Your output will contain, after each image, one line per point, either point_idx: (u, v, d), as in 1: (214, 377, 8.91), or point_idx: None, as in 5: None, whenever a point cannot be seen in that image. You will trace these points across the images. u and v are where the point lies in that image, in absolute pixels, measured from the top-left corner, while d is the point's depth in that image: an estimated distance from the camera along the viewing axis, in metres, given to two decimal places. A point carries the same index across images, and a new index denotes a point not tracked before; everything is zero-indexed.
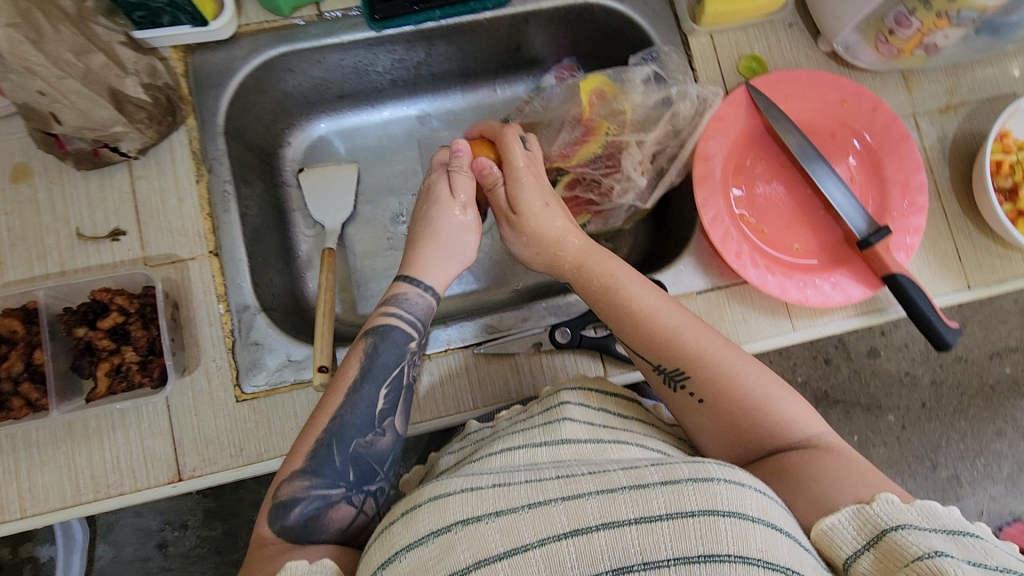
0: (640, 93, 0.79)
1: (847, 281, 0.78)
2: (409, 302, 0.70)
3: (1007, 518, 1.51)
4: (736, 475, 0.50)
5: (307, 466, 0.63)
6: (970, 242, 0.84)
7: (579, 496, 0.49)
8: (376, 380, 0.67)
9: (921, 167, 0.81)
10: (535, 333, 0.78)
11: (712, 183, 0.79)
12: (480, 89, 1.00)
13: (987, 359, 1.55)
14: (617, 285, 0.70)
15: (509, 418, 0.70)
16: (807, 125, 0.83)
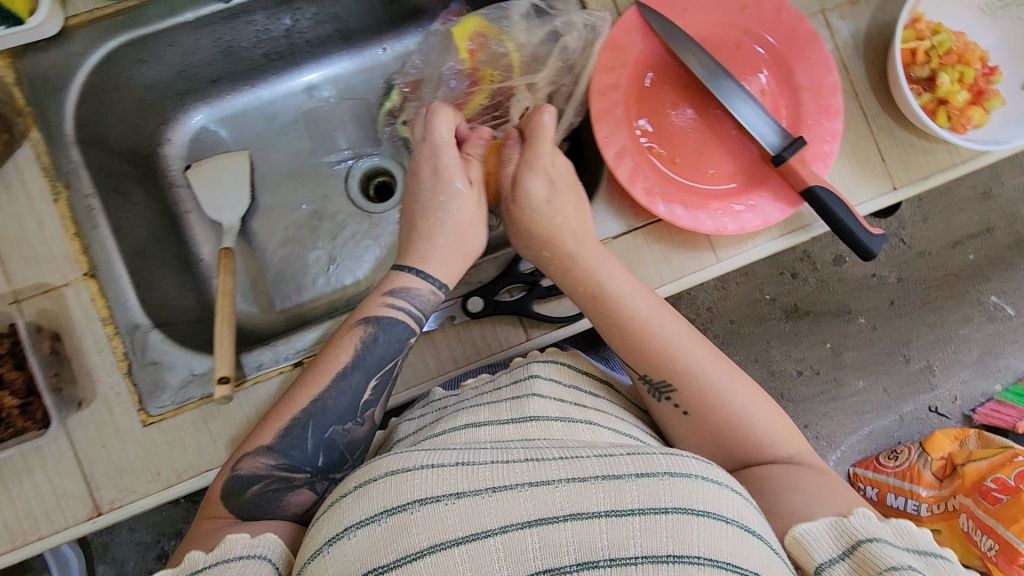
0: (523, 31, 0.73)
1: (766, 203, 0.75)
2: (414, 295, 0.69)
3: (980, 399, 1.48)
4: (713, 473, 0.54)
5: (274, 446, 0.64)
6: (892, 140, 0.79)
7: (550, 482, 0.51)
8: (367, 369, 0.67)
9: (833, 68, 0.76)
10: (449, 306, 0.73)
11: (613, 117, 0.73)
12: (368, 49, 0.91)
13: (949, 249, 1.49)
14: (609, 295, 0.68)
15: (473, 388, 0.71)
16: (710, 39, 0.77)
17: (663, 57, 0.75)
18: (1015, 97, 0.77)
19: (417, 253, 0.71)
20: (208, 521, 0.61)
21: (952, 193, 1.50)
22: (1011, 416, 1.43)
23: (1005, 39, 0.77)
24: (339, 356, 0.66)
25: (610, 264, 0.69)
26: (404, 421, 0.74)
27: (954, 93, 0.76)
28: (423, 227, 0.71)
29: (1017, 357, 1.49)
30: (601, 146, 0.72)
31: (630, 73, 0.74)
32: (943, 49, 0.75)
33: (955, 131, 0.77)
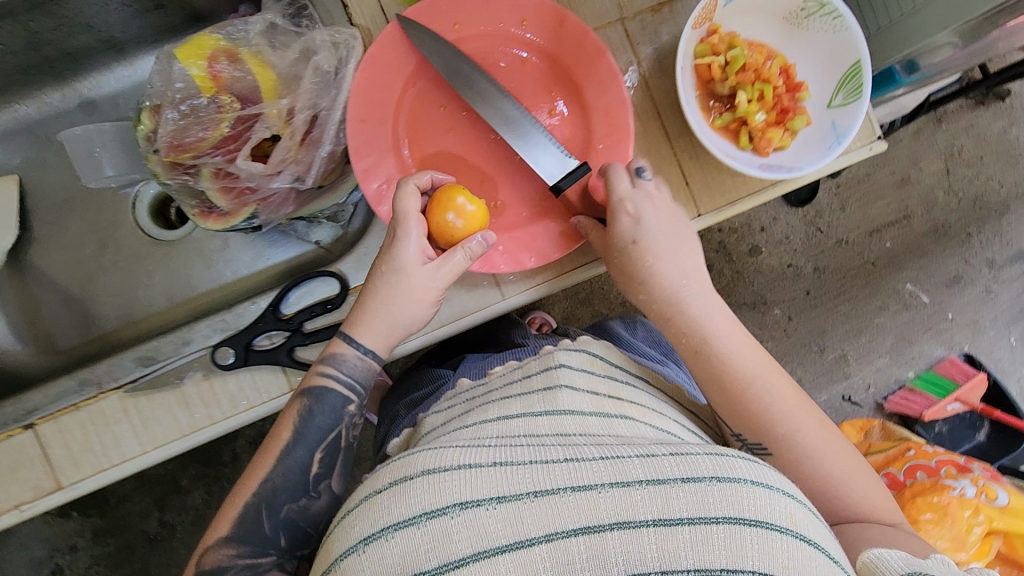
0: (269, 53, 0.66)
1: (547, 236, 0.70)
2: (343, 364, 0.63)
3: (892, 387, 1.40)
4: (766, 475, 0.45)
5: (234, 535, 0.58)
6: (696, 162, 0.74)
7: (591, 486, 0.44)
8: (309, 443, 0.62)
9: (621, 85, 0.68)
10: (198, 356, 0.67)
11: (376, 146, 0.68)
12: (143, 60, 0.84)
13: (866, 238, 1.38)
14: (710, 350, 0.60)
15: (501, 379, 0.64)
16: (490, 55, 0.71)
17: (435, 77, 0.69)
18: (821, 115, 0.71)
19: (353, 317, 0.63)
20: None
21: (872, 180, 1.37)
22: (918, 406, 1.37)
23: (811, 52, 0.72)
24: (281, 432, 0.62)
25: (706, 309, 0.62)
26: (435, 411, 0.67)
27: (752, 113, 0.70)
28: (369, 290, 0.63)
29: (934, 345, 1.40)
30: (360, 180, 0.67)
31: (398, 96, 0.69)
32: (737, 65, 0.69)
33: (757, 153, 0.72)
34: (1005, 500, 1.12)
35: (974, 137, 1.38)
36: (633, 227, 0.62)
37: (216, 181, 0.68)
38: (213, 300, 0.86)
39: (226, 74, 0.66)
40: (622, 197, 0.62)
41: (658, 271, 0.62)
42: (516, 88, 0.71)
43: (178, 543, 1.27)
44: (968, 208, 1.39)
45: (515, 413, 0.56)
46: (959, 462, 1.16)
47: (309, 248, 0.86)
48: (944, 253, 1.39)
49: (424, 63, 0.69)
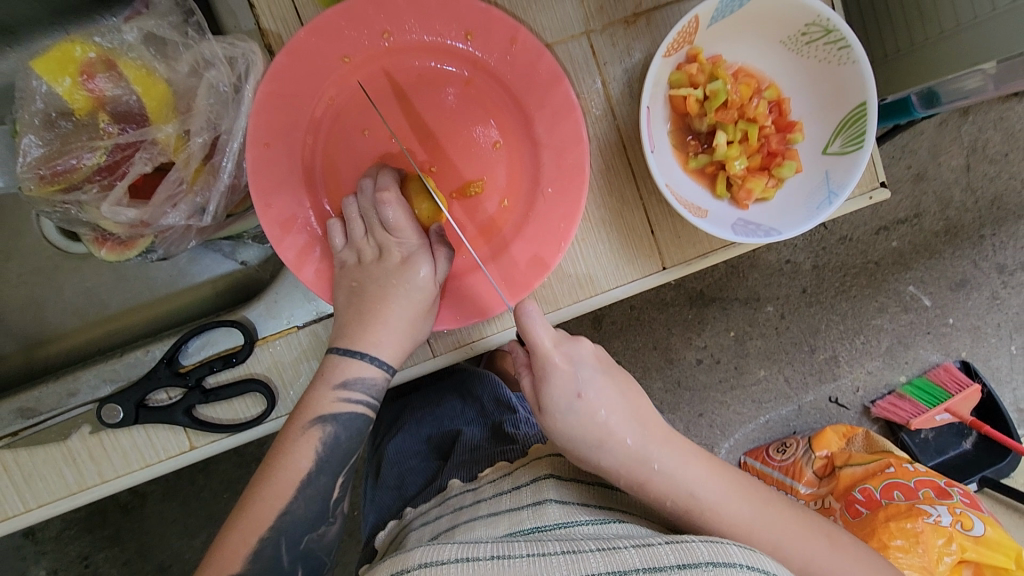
0: (158, 66, 0.55)
1: (479, 292, 0.60)
2: (368, 385, 0.55)
3: (882, 392, 1.31)
4: (758, 560, 0.47)
5: (247, 571, 0.51)
6: (664, 208, 0.63)
7: (590, 575, 0.44)
8: (334, 469, 0.54)
9: (576, 120, 0.58)
10: (83, 411, 0.60)
11: (283, 179, 0.58)
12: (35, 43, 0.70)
13: (873, 236, 1.27)
14: (700, 504, 0.54)
15: (489, 484, 0.60)
16: (425, 71, 0.60)
17: (358, 98, 0.59)
18: (815, 163, 0.61)
19: (354, 326, 0.55)
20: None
21: None
22: (906, 413, 1.27)
23: (807, 86, 0.61)
24: (297, 464, 0.53)
25: (673, 458, 0.55)
26: (414, 523, 0.61)
27: (732, 159, 0.60)
28: (360, 297, 0.56)
29: (931, 351, 1.30)
30: (261, 216, 0.57)
31: (312, 121, 0.59)
32: (718, 101, 0.58)
33: (734, 204, 0.61)
34: (982, 530, 1.07)
35: (1003, 131, 1.25)
36: (575, 381, 0.54)
37: (101, 216, 0.58)
38: (130, 313, 0.77)
39: (104, 91, 0.54)
40: (551, 348, 0.54)
41: (614, 426, 0.54)
42: (455, 114, 0.61)
43: (149, 511, 1.20)
44: (984, 209, 1.27)
45: (507, 505, 0.55)
46: (938, 485, 1.13)
47: (233, 268, 0.78)
48: (954, 255, 1.28)
49: (346, 83, 0.59)
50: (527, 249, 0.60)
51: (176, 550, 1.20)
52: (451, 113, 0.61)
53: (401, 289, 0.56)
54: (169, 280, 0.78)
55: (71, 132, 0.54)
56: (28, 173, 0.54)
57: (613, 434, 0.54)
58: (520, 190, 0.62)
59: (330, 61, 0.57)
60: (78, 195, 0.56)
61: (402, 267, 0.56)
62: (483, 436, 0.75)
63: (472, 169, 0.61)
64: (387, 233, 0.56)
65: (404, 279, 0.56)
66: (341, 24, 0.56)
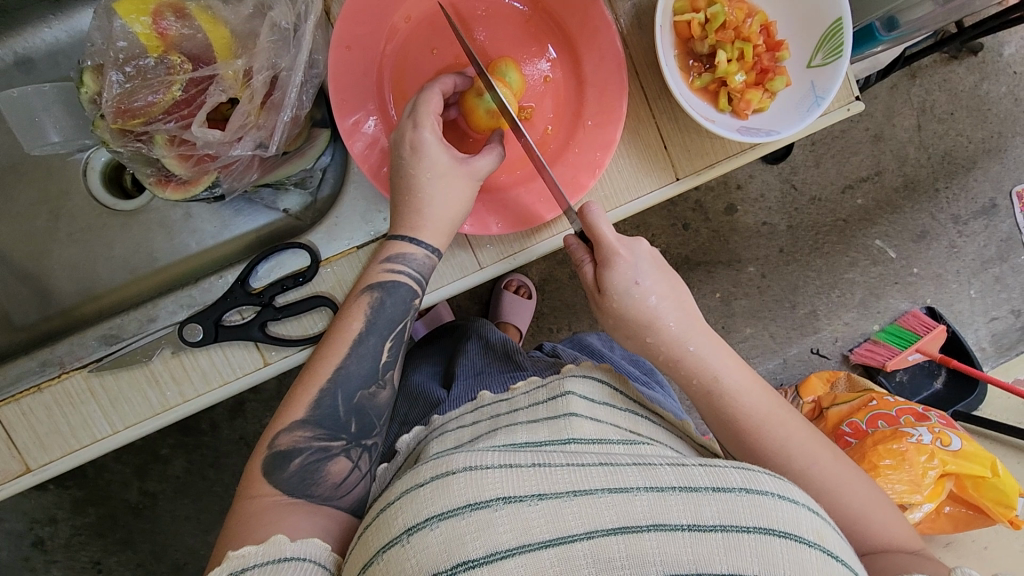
0: (224, 9, 0.61)
1: (516, 204, 0.68)
2: (411, 260, 0.63)
3: (859, 340, 1.42)
4: (787, 491, 0.47)
5: (309, 418, 0.59)
6: (675, 124, 0.72)
7: (628, 490, 0.44)
8: (381, 331, 0.63)
9: (618, 55, 0.66)
10: (166, 333, 0.66)
11: (357, 80, 0.66)
12: (85, 14, 0.77)
13: (840, 195, 1.39)
14: (722, 387, 0.62)
15: (524, 394, 0.61)
16: (492, 5, 0.70)
17: (431, 21, 0.68)
18: (801, 76, 0.70)
19: (410, 215, 0.62)
20: (254, 499, 0.56)
21: (846, 135, 1.38)
22: (882, 356, 1.38)
23: (791, 10, 0.70)
24: (350, 324, 0.62)
25: (674, 301, 0.64)
26: (447, 426, 0.62)
27: (732, 73, 0.69)
28: (404, 193, 0.62)
29: (900, 299, 1.42)
30: (335, 107, 0.64)
31: (387, 44, 0.68)
32: (717, 23, 0.68)
33: (736, 115, 0.70)
34: (959, 445, 1.17)
35: (947, 92, 1.38)
36: (633, 269, 0.62)
37: (170, 151, 0.63)
38: (176, 273, 0.81)
39: (173, 32, 0.60)
40: (614, 242, 0.62)
41: (658, 312, 0.63)
42: (515, 43, 0.71)
43: (161, 511, 1.26)
44: (937, 163, 1.40)
45: (543, 416, 0.56)
46: (917, 410, 1.22)
47: (277, 217, 0.79)
48: (913, 209, 1.41)
49: (425, 6, 0.68)
50: (566, 171, 0.68)
51: (190, 547, 1.27)
52: (511, 42, 0.71)
53: (445, 185, 0.62)
54: (209, 239, 0.81)
55: (148, 71, 0.60)
56: (110, 108, 0.60)
57: (629, 251, 0.62)
58: (562, 121, 0.71)
59: None
60: (156, 132, 0.62)
61: (434, 153, 0.61)
62: (484, 361, 0.81)
63: (524, 96, 0.71)
64: (417, 135, 0.61)
65: (427, 168, 0.61)
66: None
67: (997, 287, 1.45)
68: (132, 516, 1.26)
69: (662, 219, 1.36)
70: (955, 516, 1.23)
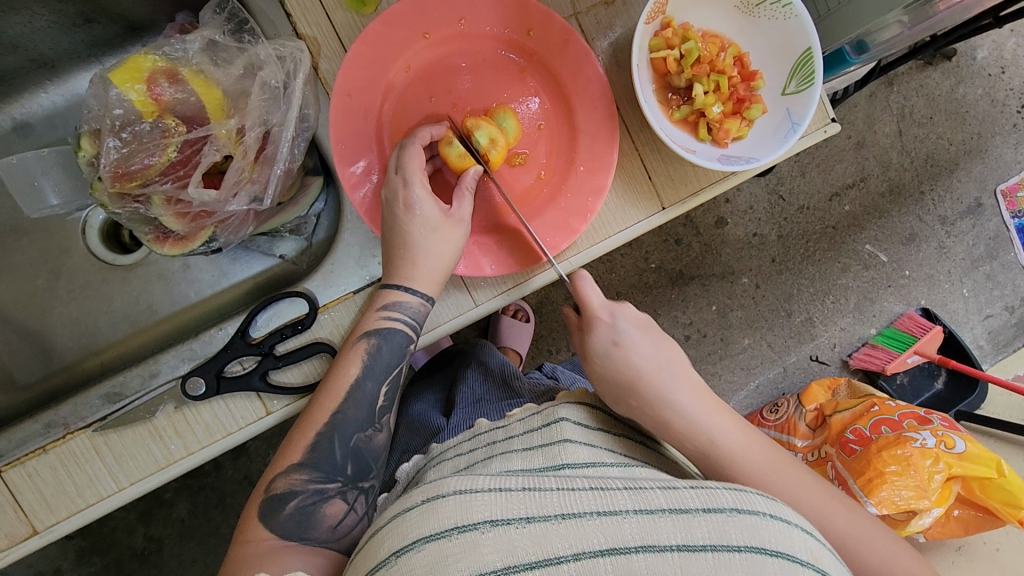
0: (216, 72, 0.63)
1: (513, 247, 0.70)
2: (406, 308, 0.65)
3: (856, 344, 1.44)
4: (780, 511, 0.47)
5: (306, 461, 0.60)
6: (658, 155, 0.74)
7: (617, 512, 0.45)
8: (377, 376, 0.64)
9: (611, 112, 0.70)
10: (168, 388, 0.67)
11: (356, 133, 0.68)
12: (79, 77, 0.79)
13: (828, 202, 1.41)
14: (672, 415, 0.62)
15: (520, 421, 0.61)
16: (487, 57, 0.71)
17: (427, 72, 0.70)
18: (777, 103, 0.72)
19: (404, 268, 0.64)
20: (249, 544, 0.57)
21: (829, 145, 1.40)
22: (881, 360, 1.39)
23: (762, 41, 0.73)
24: (347, 370, 0.63)
25: (658, 351, 0.65)
26: (444, 455, 0.63)
27: (709, 105, 0.71)
28: (396, 248, 0.64)
29: (894, 302, 1.44)
30: (337, 161, 0.66)
31: (383, 97, 0.69)
32: (692, 57, 0.70)
33: (716, 144, 0.72)
34: (963, 447, 1.17)
35: (924, 97, 1.41)
36: (613, 332, 0.66)
37: (168, 209, 0.65)
38: (177, 322, 0.82)
39: (168, 96, 0.62)
40: (599, 307, 0.66)
41: (641, 367, 0.63)
42: (509, 92, 0.72)
43: (167, 556, 1.25)
44: (920, 167, 1.43)
45: (539, 442, 0.56)
46: (920, 414, 1.22)
47: (274, 262, 0.81)
48: (900, 212, 1.43)
49: (420, 57, 0.70)
50: (557, 215, 0.71)
51: None
52: (505, 92, 0.72)
53: (438, 237, 0.64)
54: (208, 287, 0.82)
55: (143, 136, 0.62)
56: (107, 172, 0.62)
57: (618, 316, 0.66)
58: (556, 166, 0.73)
59: (409, 35, 0.68)
60: (154, 192, 0.64)
61: (421, 208, 0.63)
62: (483, 388, 0.82)
63: (518, 142, 0.73)
64: (408, 192, 0.63)
65: (416, 223, 0.63)
66: (425, 6, 0.67)
67: (989, 285, 1.47)
68: (138, 563, 1.25)
69: (654, 237, 1.38)
70: (965, 519, 1.23)
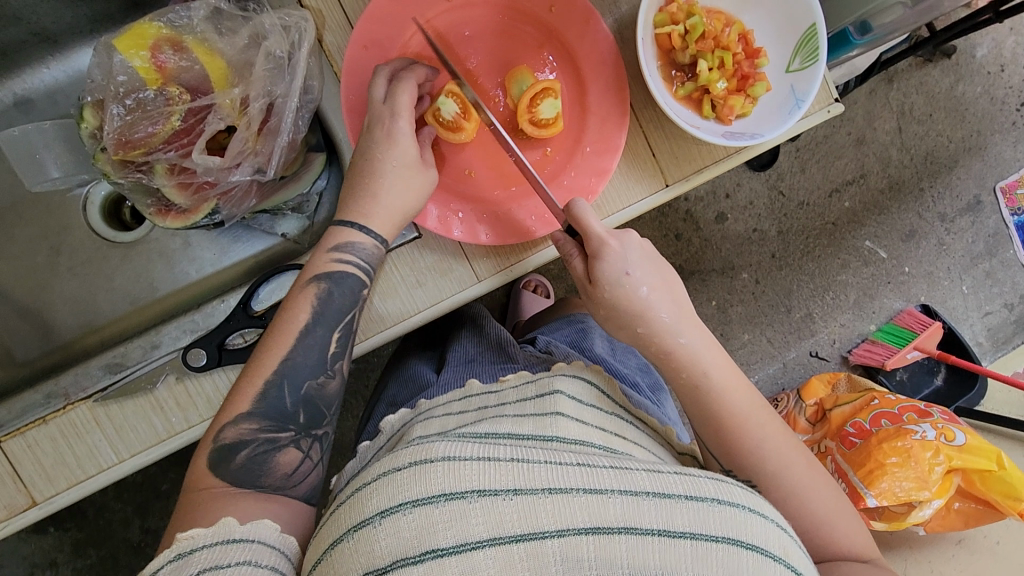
0: (222, 41, 0.63)
1: (510, 218, 0.71)
2: (359, 250, 0.63)
3: (856, 340, 1.44)
4: (759, 504, 0.47)
5: (254, 410, 0.58)
6: (661, 132, 0.74)
7: (603, 492, 0.44)
8: (329, 324, 0.62)
9: (624, 94, 0.70)
10: (169, 359, 0.66)
11: (366, 86, 0.67)
12: (83, 54, 0.79)
13: (827, 199, 1.42)
14: (688, 359, 0.64)
15: (513, 389, 0.61)
16: (507, 30, 0.72)
17: (444, 37, 0.70)
18: (781, 80, 0.72)
19: (365, 201, 0.63)
20: (199, 492, 0.55)
21: (830, 140, 1.41)
22: (881, 356, 1.40)
23: (767, 19, 0.73)
24: (298, 314, 0.61)
25: (658, 281, 0.65)
26: (433, 412, 0.62)
27: (714, 81, 0.71)
28: (365, 175, 0.63)
29: (893, 298, 1.44)
30: (347, 107, 0.67)
31: (395, 62, 0.69)
32: (697, 33, 0.70)
33: (720, 121, 0.72)
34: (963, 439, 1.17)
35: (924, 94, 1.42)
36: (622, 261, 0.64)
37: (170, 179, 0.64)
38: (177, 301, 0.81)
39: (171, 64, 0.62)
40: (603, 235, 0.64)
41: (647, 296, 0.64)
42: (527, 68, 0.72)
43: None
44: (919, 164, 1.43)
45: (530, 411, 0.56)
46: (919, 407, 1.23)
47: (275, 242, 0.80)
48: (899, 209, 1.43)
49: (439, 23, 0.70)
50: (559, 194, 0.71)
51: None
52: (522, 66, 0.72)
53: (411, 174, 0.64)
54: (209, 266, 0.82)
55: (147, 103, 0.62)
56: (111, 140, 0.62)
57: (625, 242, 0.65)
58: (564, 143, 0.73)
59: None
60: (156, 159, 0.64)
61: (400, 146, 0.63)
62: (476, 348, 0.81)
63: None
64: (394, 125, 0.63)
65: (392, 158, 0.63)
66: None
67: (988, 282, 1.47)
68: (133, 554, 1.24)
69: (655, 231, 1.37)
70: (965, 511, 1.22)
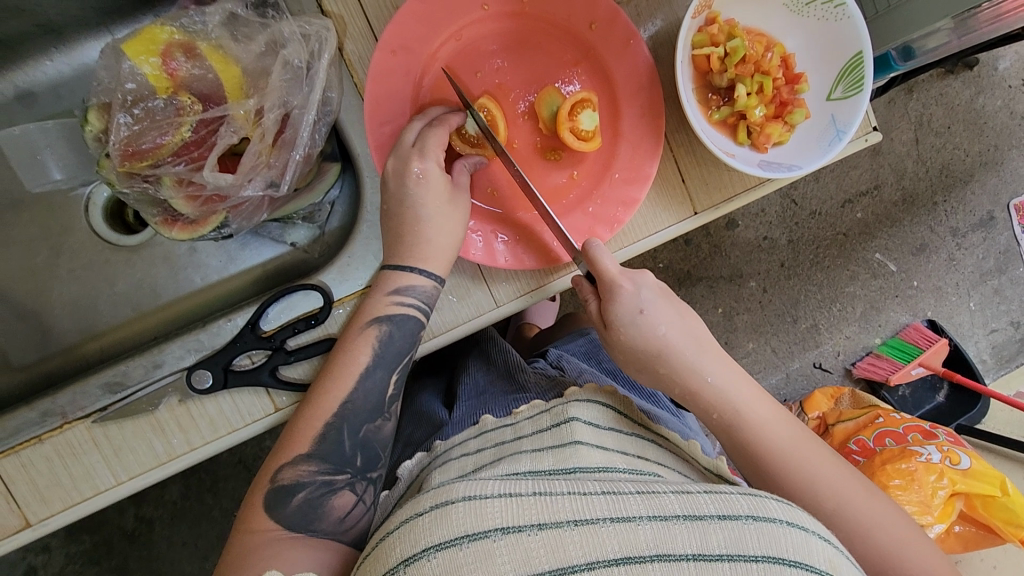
0: (237, 47, 0.60)
1: (534, 244, 0.67)
2: (417, 291, 0.61)
3: (860, 353, 1.41)
4: (798, 517, 0.44)
5: (313, 452, 0.58)
6: (692, 157, 0.70)
7: (630, 519, 0.42)
8: (388, 365, 0.61)
9: (659, 121, 0.66)
10: (172, 380, 0.64)
11: (392, 99, 0.64)
12: (85, 46, 0.75)
13: (840, 209, 1.38)
14: (709, 392, 0.61)
15: (528, 420, 0.59)
16: (543, 44, 0.68)
17: (475, 48, 0.67)
18: (821, 109, 0.69)
19: (405, 247, 0.61)
20: (256, 534, 0.55)
21: None
22: (885, 370, 1.38)
23: (810, 42, 0.69)
24: (356, 357, 0.60)
25: (675, 315, 0.62)
26: (450, 454, 0.60)
27: (751, 107, 0.68)
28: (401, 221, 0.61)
29: (901, 312, 1.41)
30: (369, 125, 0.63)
31: (422, 74, 0.65)
32: (738, 57, 0.67)
33: (755, 148, 0.69)
34: (968, 463, 1.15)
35: (944, 106, 1.38)
36: (634, 295, 0.61)
37: (178, 191, 0.61)
38: (181, 309, 0.78)
39: (183, 71, 0.58)
40: (615, 272, 0.61)
41: (664, 331, 0.61)
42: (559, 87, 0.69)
43: (157, 537, 1.22)
44: (935, 177, 1.40)
45: (549, 443, 0.54)
46: (924, 428, 1.20)
47: (284, 251, 0.77)
48: (912, 222, 1.40)
49: (472, 30, 0.67)
50: (584, 220, 0.68)
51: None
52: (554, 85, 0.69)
53: (446, 212, 0.61)
54: (213, 272, 0.79)
55: (157, 113, 0.58)
56: (117, 150, 0.58)
57: (635, 277, 0.61)
58: (592, 170, 0.70)
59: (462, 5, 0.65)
60: (164, 172, 0.60)
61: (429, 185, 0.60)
62: (486, 378, 0.78)
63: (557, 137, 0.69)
64: (420, 165, 0.59)
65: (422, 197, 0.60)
66: None
67: (996, 299, 1.44)
68: (127, 543, 1.22)
69: None
70: (965, 535, 1.21)
